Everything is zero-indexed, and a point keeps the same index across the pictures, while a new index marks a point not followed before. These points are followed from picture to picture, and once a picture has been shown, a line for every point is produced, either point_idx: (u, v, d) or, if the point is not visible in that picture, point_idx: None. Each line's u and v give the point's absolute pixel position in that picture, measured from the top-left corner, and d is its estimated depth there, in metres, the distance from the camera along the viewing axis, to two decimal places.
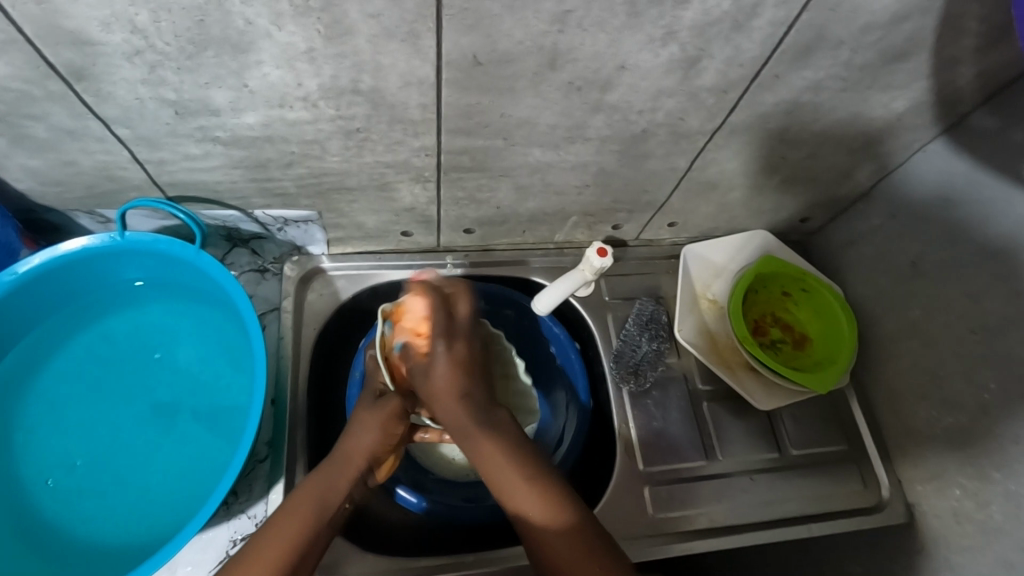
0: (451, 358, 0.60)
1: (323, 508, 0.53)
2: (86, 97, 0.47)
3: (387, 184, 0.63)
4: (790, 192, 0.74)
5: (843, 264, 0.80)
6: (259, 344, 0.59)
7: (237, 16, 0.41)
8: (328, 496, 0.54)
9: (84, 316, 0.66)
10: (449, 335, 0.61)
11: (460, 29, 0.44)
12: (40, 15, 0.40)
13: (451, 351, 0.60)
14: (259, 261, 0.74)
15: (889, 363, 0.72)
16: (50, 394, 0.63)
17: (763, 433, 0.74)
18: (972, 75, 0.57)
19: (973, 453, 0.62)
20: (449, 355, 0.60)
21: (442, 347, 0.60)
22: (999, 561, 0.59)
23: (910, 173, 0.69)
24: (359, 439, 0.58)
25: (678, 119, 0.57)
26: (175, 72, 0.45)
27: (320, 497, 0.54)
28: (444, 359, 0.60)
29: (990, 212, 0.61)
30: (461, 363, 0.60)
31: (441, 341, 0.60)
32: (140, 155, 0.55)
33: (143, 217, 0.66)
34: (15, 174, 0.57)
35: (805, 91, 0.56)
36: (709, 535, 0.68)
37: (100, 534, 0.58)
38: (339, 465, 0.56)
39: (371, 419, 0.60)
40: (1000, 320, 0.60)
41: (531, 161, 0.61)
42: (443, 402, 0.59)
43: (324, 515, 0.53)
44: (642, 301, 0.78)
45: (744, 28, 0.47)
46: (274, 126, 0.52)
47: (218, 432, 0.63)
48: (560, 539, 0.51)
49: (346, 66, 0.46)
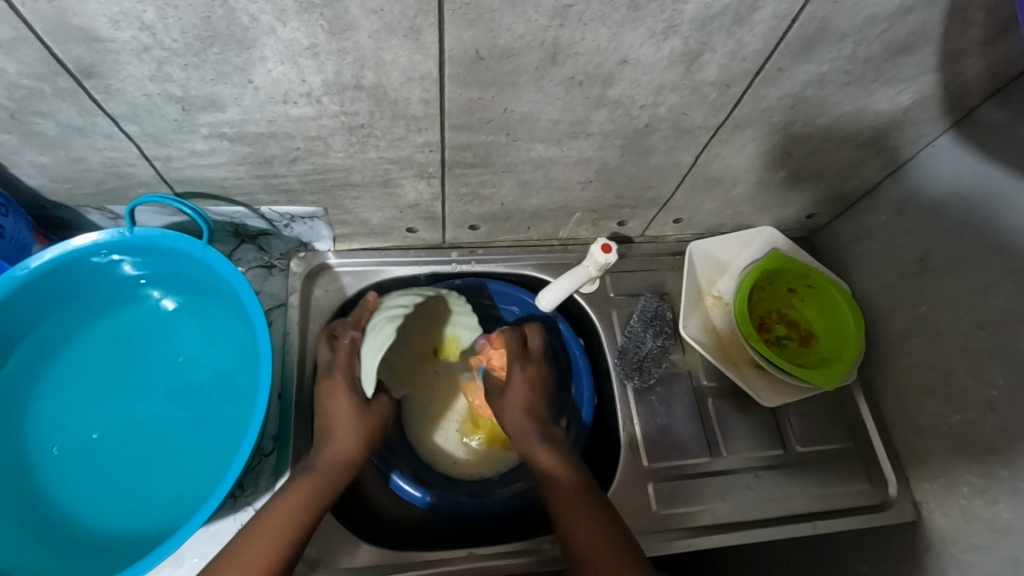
0: (524, 378, 0.67)
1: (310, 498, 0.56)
2: (94, 94, 0.48)
3: (391, 181, 0.63)
4: (797, 188, 0.73)
5: (850, 261, 0.79)
6: (265, 339, 0.60)
7: (241, 12, 0.41)
8: (322, 497, 0.56)
9: (92, 312, 0.67)
10: (525, 361, 0.68)
11: (461, 24, 0.44)
12: (48, 12, 0.40)
13: (525, 372, 0.68)
14: (266, 257, 0.75)
15: (896, 359, 0.71)
16: (58, 390, 0.64)
17: (768, 430, 0.74)
18: (979, 68, 0.56)
19: (980, 450, 0.62)
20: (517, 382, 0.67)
21: (517, 368, 0.67)
22: (1007, 559, 0.59)
23: (918, 167, 0.69)
24: (345, 440, 0.59)
25: (681, 113, 0.57)
26: (181, 69, 0.46)
27: (318, 499, 0.56)
28: (519, 380, 0.67)
29: (999, 206, 0.60)
30: (535, 383, 0.67)
31: (517, 365, 0.68)
32: (148, 151, 0.56)
33: (151, 214, 0.67)
34: (26, 171, 0.58)
35: (809, 85, 0.56)
36: (713, 531, 0.68)
37: (108, 528, 0.59)
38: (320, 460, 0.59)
39: (359, 418, 0.60)
40: (1008, 316, 0.59)
41: (534, 157, 0.61)
42: (512, 415, 0.65)
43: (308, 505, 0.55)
44: (645, 299, 0.77)
45: (746, 22, 0.47)
46: (278, 122, 0.53)
47: (224, 426, 0.64)
48: (576, 504, 0.57)
49: (349, 61, 0.46)
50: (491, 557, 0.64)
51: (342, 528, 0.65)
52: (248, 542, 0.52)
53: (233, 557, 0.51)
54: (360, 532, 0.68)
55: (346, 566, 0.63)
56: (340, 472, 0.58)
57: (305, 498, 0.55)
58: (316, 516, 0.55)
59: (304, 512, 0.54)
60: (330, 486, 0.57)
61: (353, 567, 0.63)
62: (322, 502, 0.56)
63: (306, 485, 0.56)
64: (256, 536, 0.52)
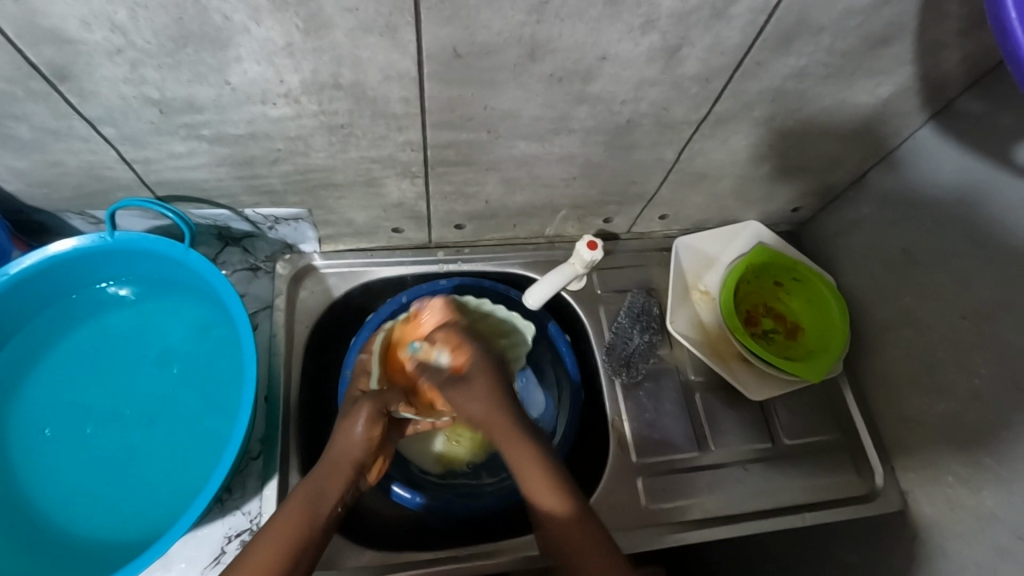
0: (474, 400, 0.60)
1: (318, 501, 0.55)
2: (68, 97, 0.47)
3: (373, 180, 0.63)
4: (781, 182, 0.74)
5: (836, 254, 0.79)
6: (248, 342, 0.59)
7: (214, 12, 0.41)
8: (318, 507, 0.55)
9: (75, 318, 0.67)
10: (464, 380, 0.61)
11: (438, 21, 0.44)
12: (17, 14, 0.40)
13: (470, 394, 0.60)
14: (251, 259, 0.73)
15: (882, 350, 0.72)
16: (41, 396, 0.63)
17: (756, 423, 0.74)
18: (957, 59, 0.56)
19: (964, 440, 0.62)
20: (471, 390, 0.60)
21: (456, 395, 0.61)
22: (992, 548, 0.59)
23: (901, 159, 0.69)
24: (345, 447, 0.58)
25: (663, 108, 0.57)
26: (155, 70, 0.45)
27: (317, 508, 0.54)
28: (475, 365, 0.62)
29: (980, 197, 0.61)
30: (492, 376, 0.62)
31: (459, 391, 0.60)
32: (125, 154, 0.55)
33: (132, 218, 0.66)
34: (3, 175, 0.57)
35: (789, 78, 0.56)
36: (703, 525, 0.68)
37: (94, 533, 0.58)
38: (328, 472, 0.57)
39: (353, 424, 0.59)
40: (990, 305, 0.60)
41: (517, 154, 0.61)
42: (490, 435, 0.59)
43: (319, 513, 0.54)
44: (633, 294, 0.78)
45: (723, 16, 0.47)
46: (257, 122, 0.52)
47: (210, 430, 0.63)
48: (582, 534, 0.53)
49: (325, 60, 0.46)
50: (480, 555, 0.64)
51: (332, 530, 0.64)
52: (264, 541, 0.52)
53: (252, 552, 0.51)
54: (350, 533, 0.68)
55: (337, 569, 0.62)
56: (339, 477, 0.57)
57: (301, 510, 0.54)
58: (320, 525, 0.54)
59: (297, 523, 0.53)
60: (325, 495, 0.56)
61: (343, 569, 0.63)
62: (321, 514, 0.55)
63: (301, 497, 0.55)
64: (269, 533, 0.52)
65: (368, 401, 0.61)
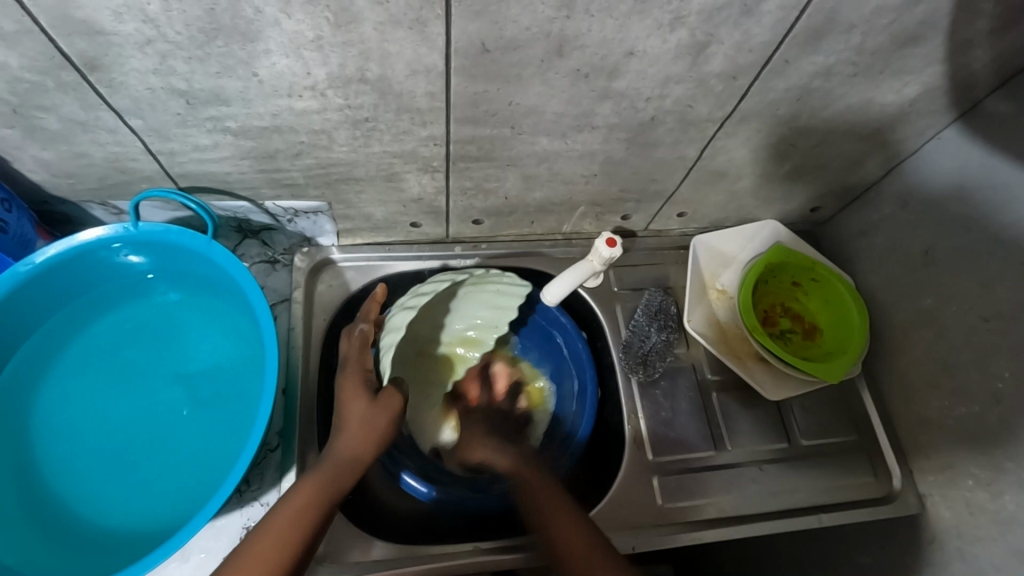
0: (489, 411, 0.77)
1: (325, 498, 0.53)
2: (98, 88, 0.48)
3: (394, 175, 0.63)
4: (802, 182, 0.73)
5: (855, 253, 0.79)
6: (270, 332, 0.60)
7: (245, 4, 0.41)
8: (331, 493, 0.54)
9: (97, 309, 0.67)
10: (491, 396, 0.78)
11: (467, 16, 0.44)
12: (52, 5, 0.40)
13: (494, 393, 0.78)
14: (270, 252, 0.74)
15: (900, 351, 0.72)
16: (63, 383, 0.64)
17: (772, 422, 0.74)
18: (987, 59, 0.56)
19: (985, 442, 0.62)
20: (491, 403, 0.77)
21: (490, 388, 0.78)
22: (1012, 552, 0.59)
23: (923, 160, 0.68)
24: (357, 436, 0.57)
25: (687, 105, 0.57)
26: (185, 62, 0.46)
27: (327, 493, 0.54)
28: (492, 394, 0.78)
29: (1006, 199, 0.60)
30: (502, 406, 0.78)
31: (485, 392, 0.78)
32: (150, 146, 0.55)
33: (154, 209, 0.67)
34: (29, 166, 0.57)
35: (816, 76, 0.55)
36: (717, 524, 0.68)
37: (115, 520, 0.59)
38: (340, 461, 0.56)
39: (372, 414, 0.58)
40: (1015, 307, 0.59)
41: (538, 150, 0.61)
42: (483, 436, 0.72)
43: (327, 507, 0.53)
44: (651, 292, 0.78)
45: (753, 12, 0.47)
46: (282, 116, 0.52)
47: (228, 423, 0.63)
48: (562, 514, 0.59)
49: (353, 54, 0.46)
50: (494, 551, 0.64)
51: (349, 524, 0.65)
52: (266, 530, 0.51)
53: (255, 538, 0.50)
54: (364, 525, 0.68)
55: (353, 562, 0.63)
56: (350, 469, 0.56)
57: (314, 497, 0.53)
58: (327, 513, 0.53)
59: (314, 509, 0.52)
60: (339, 484, 0.55)
61: (361, 562, 0.63)
62: (332, 501, 0.54)
63: (314, 481, 0.54)
64: (276, 520, 0.52)
65: (399, 394, 0.61)
